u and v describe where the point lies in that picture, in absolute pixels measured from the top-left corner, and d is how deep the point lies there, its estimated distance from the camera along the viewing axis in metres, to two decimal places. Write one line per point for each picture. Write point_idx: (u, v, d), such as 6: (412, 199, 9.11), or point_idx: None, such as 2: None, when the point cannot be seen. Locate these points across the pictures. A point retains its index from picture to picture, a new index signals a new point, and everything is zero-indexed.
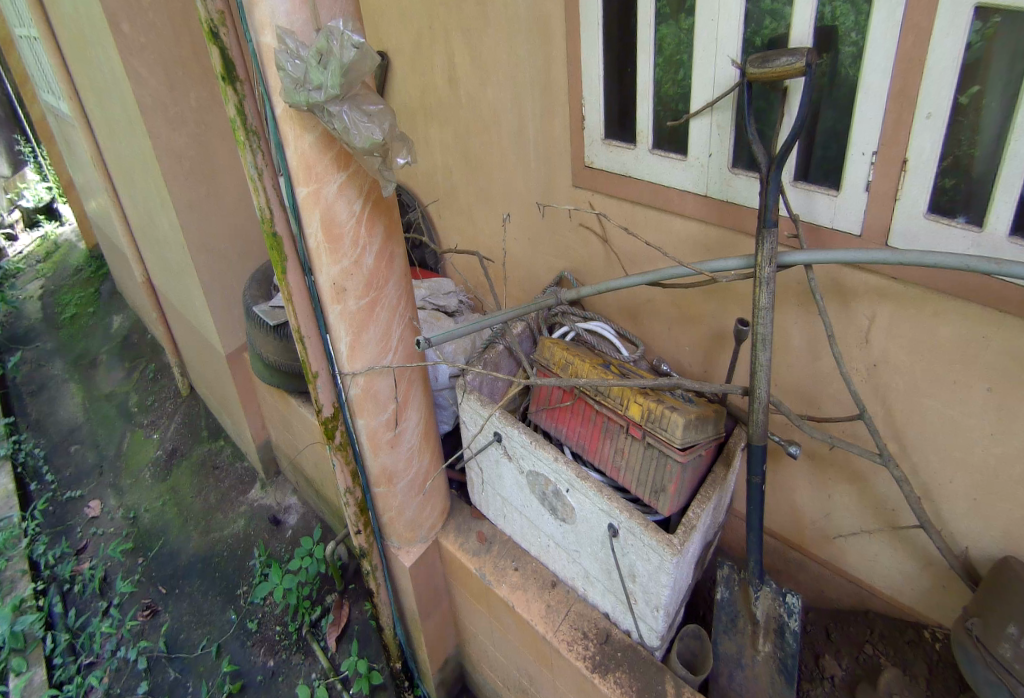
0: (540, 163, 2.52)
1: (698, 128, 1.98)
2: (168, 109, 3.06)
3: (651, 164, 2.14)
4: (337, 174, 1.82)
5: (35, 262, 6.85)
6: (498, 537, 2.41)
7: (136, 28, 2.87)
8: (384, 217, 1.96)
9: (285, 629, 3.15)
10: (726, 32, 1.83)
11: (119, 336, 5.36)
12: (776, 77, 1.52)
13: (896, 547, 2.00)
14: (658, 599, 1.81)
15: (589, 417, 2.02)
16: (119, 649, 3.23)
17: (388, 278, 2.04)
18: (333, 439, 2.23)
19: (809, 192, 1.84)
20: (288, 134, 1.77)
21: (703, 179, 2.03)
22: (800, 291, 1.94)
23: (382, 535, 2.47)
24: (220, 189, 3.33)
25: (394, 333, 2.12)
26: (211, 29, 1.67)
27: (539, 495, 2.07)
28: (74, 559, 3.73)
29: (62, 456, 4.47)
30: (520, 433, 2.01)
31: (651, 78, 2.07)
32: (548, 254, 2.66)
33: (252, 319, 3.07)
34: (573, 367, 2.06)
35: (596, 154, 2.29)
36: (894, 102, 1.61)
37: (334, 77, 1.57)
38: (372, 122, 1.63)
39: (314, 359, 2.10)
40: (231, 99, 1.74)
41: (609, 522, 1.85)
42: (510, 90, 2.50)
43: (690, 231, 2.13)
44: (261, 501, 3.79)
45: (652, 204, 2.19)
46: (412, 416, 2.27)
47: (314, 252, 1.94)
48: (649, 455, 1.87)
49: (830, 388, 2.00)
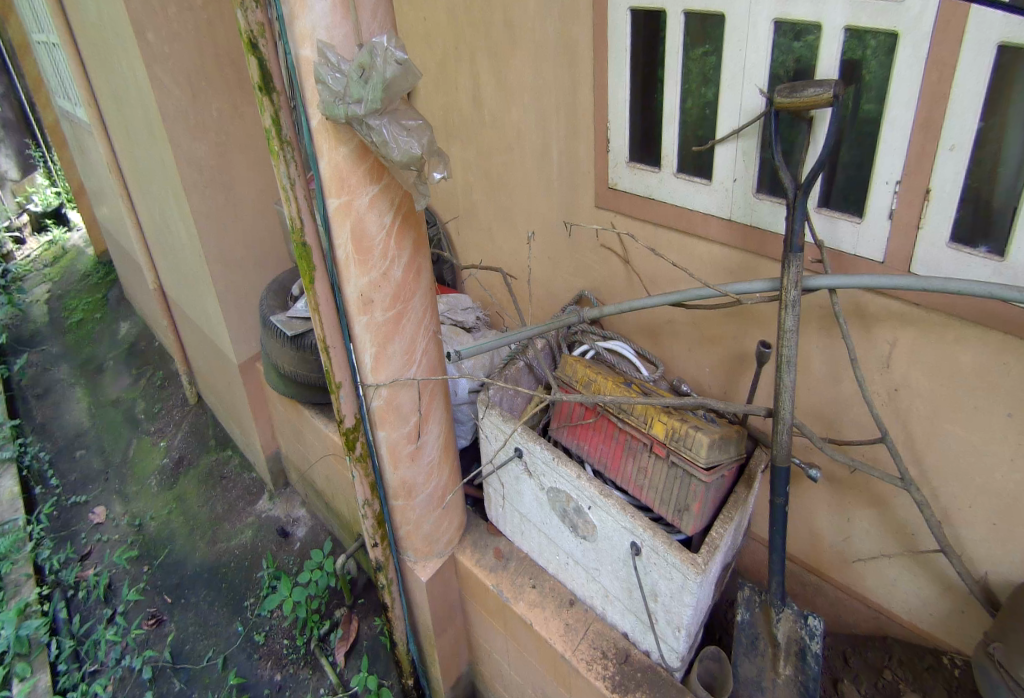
0: (562, 183, 2.56)
1: (723, 154, 2.02)
2: (190, 119, 3.09)
3: (675, 188, 2.18)
4: (370, 186, 1.85)
5: (44, 266, 6.87)
6: (516, 554, 2.42)
7: (161, 38, 2.91)
8: (413, 231, 1.99)
9: (293, 643, 3.12)
10: (753, 62, 1.88)
11: (127, 342, 5.37)
12: (804, 107, 1.57)
13: (916, 572, 2.01)
14: (680, 619, 1.82)
15: (612, 434, 2.03)
16: (124, 658, 3.20)
17: (415, 291, 2.07)
18: (353, 450, 2.21)
19: (833, 219, 1.88)
20: (322, 145, 1.80)
21: (727, 203, 2.06)
22: (822, 315, 1.97)
23: (398, 549, 2.46)
24: (238, 200, 3.36)
25: (419, 345, 2.14)
26: (250, 39, 1.69)
27: (559, 512, 2.08)
28: (79, 565, 3.71)
29: (67, 461, 4.45)
30: (543, 449, 2.01)
31: (676, 104, 2.11)
32: (568, 273, 2.69)
33: (268, 329, 3.06)
34: (595, 384, 2.08)
35: (620, 176, 2.33)
36: (918, 133, 1.65)
37: (375, 92, 1.60)
38: (410, 136, 1.65)
39: (338, 370, 2.10)
40: (267, 109, 1.76)
41: (631, 541, 1.85)
42: (534, 110, 2.54)
43: (713, 254, 2.17)
44: (270, 511, 3.78)
45: (676, 227, 2.22)
46: (433, 429, 2.28)
47: (344, 264, 1.96)
48: (673, 474, 1.88)
49: (851, 412, 2.02)
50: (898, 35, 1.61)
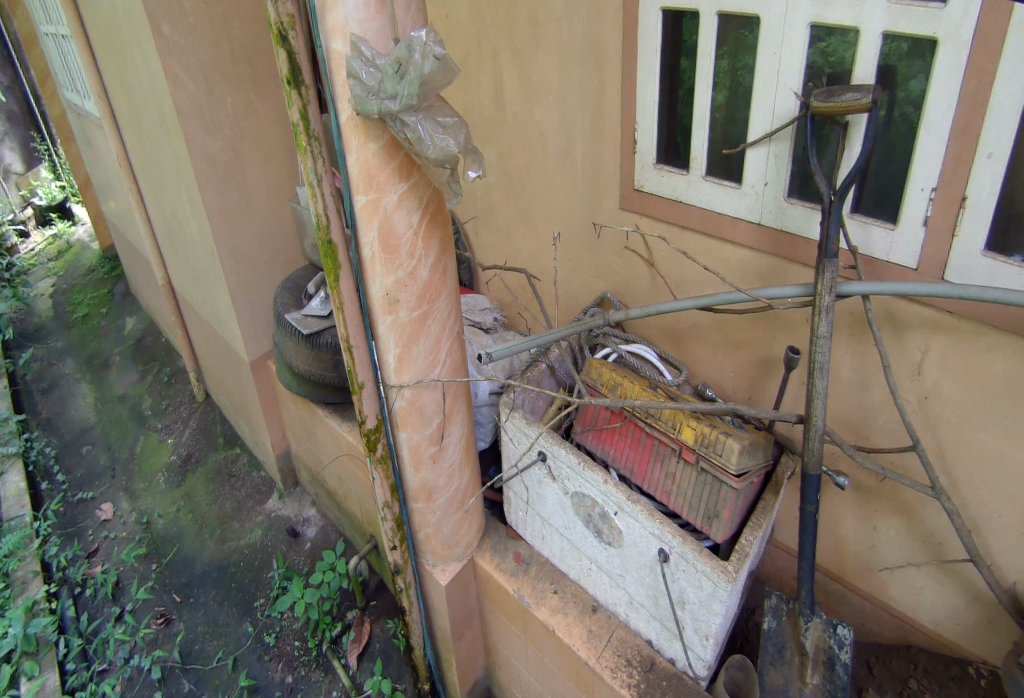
0: (585, 185, 2.54)
1: (754, 157, 2.00)
2: (205, 114, 3.06)
3: (704, 191, 2.16)
4: (399, 183, 1.83)
5: (48, 260, 6.79)
6: (536, 558, 2.39)
7: (177, 32, 2.88)
8: (440, 230, 1.97)
9: (304, 645, 3.08)
10: (789, 64, 1.85)
11: (133, 337, 5.33)
12: (840, 111, 1.58)
13: (943, 581, 1.99)
14: (708, 627, 1.79)
15: (638, 439, 2.00)
16: (132, 657, 3.15)
17: (440, 290, 2.04)
18: (374, 452, 2.18)
19: (866, 224, 1.86)
20: (351, 141, 1.78)
21: (758, 207, 2.04)
22: (853, 321, 1.94)
23: (416, 552, 2.42)
24: (251, 196, 3.33)
25: (443, 347, 2.11)
26: (279, 32, 1.66)
27: (583, 517, 2.05)
28: (86, 562, 3.67)
29: (73, 456, 4.41)
30: (567, 454, 2.00)
31: (706, 107, 2.09)
32: (589, 275, 2.66)
33: (283, 327, 3.02)
34: (622, 388, 2.07)
35: (646, 178, 2.30)
36: (954, 140, 1.63)
37: (411, 87, 1.58)
38: (446, 134, 1.62)
39: (360, 369, 2.08)
40: (296, 104, 1.74)
41: (659, 547, 1.83)
42: (557, 111, 2.52)
43: (741, 258, 2.15)
44: (279, 511, 3.75)
45: (703, 231, 2.20)
46: (456, 431, 2.24)
47: (369, 262, 1.94)
48: (702, 481, 1.85)
49: (879, 420, 2.00)
50: (937, 41, 1.60)
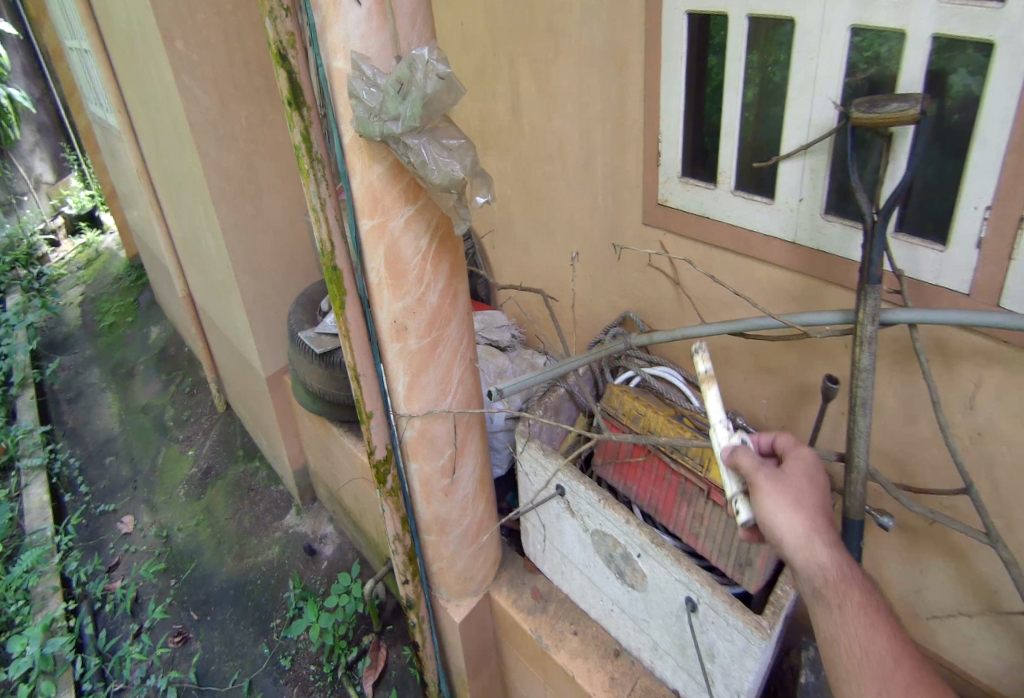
0: (607, 198, 2.40)
1: (788, 171, 1.85)
2: (219, 128, 3.00)
3: (733, 206, 2.01)
4: (406, 207, 1.72)
5: (77, 269, 6.88)
6: (555, 595, 2.28)
7: (190, 45, 2.82)
8: (450, 254, 1.86)
9: (319, 670, 3.02)
10: (826, 71, 1.70)
11: (157, 346, 5.35)
12: (885, 123, 1.42)
13: (998, 632, 1.82)
14: (740, 684, 1.66)
15: (663, 476, 1.87)
16: (149, 677, 3.13)
17: (451, 316, 1.94)
18: (384, 484, 2.08)
19: (912, 245, 1.70)
20: (355, 163, 1.68)
21: (792, 225, 1.89)
22: (897, 350, 1.78)
23: (429, 585, 2.33)
24: (266, 210, 3.27)
25: (455, 375, 2.01)
26: (279, 50, 1.57)
27: (605, 556, 1.93)
28: (106, 577, 3.67)
29: (97, 468, 4.43)
30: (587, 490, 1.88)
31: (735, 116, 1.95)
32: (611, 293, 2.53)
33: (297, 345, 2.96)
34: (645, 420, 1.94)
35: (671, 192, 2.16)
36: (1013, 154, 1.46)
37: (414, 108, 1.47)
38: (451, 158, 1.51)
39: (368, 398, 1.98)
40: (297, 125, 1.64)
41: (686, 595, 1.69)
42: (577, 121, 2.39)
43: (774, 279, 1.99)
44: (296, 527, 3.70)
45: (732, 249, 2.06)
46: (469, 462, 2.14)
47: (376, 288, 1.84)
48: (733, 525, 1.72)
49: (926, 456, 1.83)
50: (994, 44, 1.43)
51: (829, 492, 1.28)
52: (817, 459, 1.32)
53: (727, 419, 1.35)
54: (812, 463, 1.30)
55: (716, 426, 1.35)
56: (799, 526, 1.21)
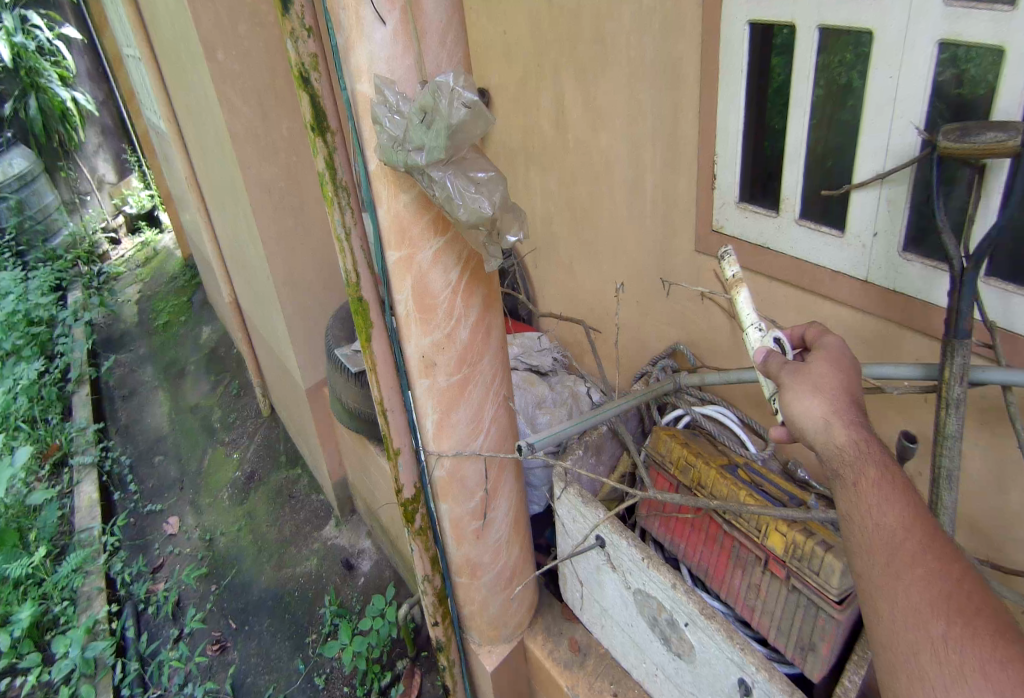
0: (656, 222, 2.24)
1: (861, 201, 1.65)
2: (260, 139, 2.96)
3: (797, 238, 1.82)
4: (434, 239, 1.61)
5: (136, 267, 7.08)
6: (594, 649, 2.16)
7: (231, 57, 2.77)
8: (482, 287, 1.74)
9: (353, 692, 2.98)
10: (908, 91, 1.49)
11: (208, 348, 5.44)
12: (978, 156, 1.22)
13: None
14: None
15: (715, 537, 1.72)
16: (187, 685, 3.14)
17: (483, 353, 1.82)
18: (413, 524, 1.99)
19: (1005, 292, 1.48)
20: (380, 192, 1.57)
21: (864, 262, 1.69)
22: (985, 408, 1.58)
23: (460, 627, 2.25)
24: (307, 222, 3.22)
25: (487, 413, 1.89)
26: (301, 74, 1.47)
27: (648, 618, 1.79)
28: (150, 578, 3.72)
29: (146, 467, 4.52)
30: (630, 547, 1.74)
31: (802, 139, 1.75)
32: (659, 322, 2.37)
33: (334, 362, 2.91)
34: (696, 472, 1.79)
35: (727, 218, 1.98)
36: None
37: (440, 139, 1.34)
38: (479, 192, 1.38)
39: (396, 435, 1.88)
40: (321, 152, 1.53)
41: (738, 676, 1.54)
42: (625, 138, 2.23)
43: (842, 320, 1.80)
44: (335, 539, 3.70)
45: (795, 284, 1.87)
46: (502, 504, 2.03)
47: (404, 322, 1.74)
48: (794, 601, 1.55)
49: (1015, 528, 1.62)
50: None
51: (858, 375, 1.24)
52: (847, 347, 1.29)
53: (759, 319, 1.39)
54: (839, 350, 1.27)
55: (748, 326, 1.39)
56: (819, 409, 1.19)
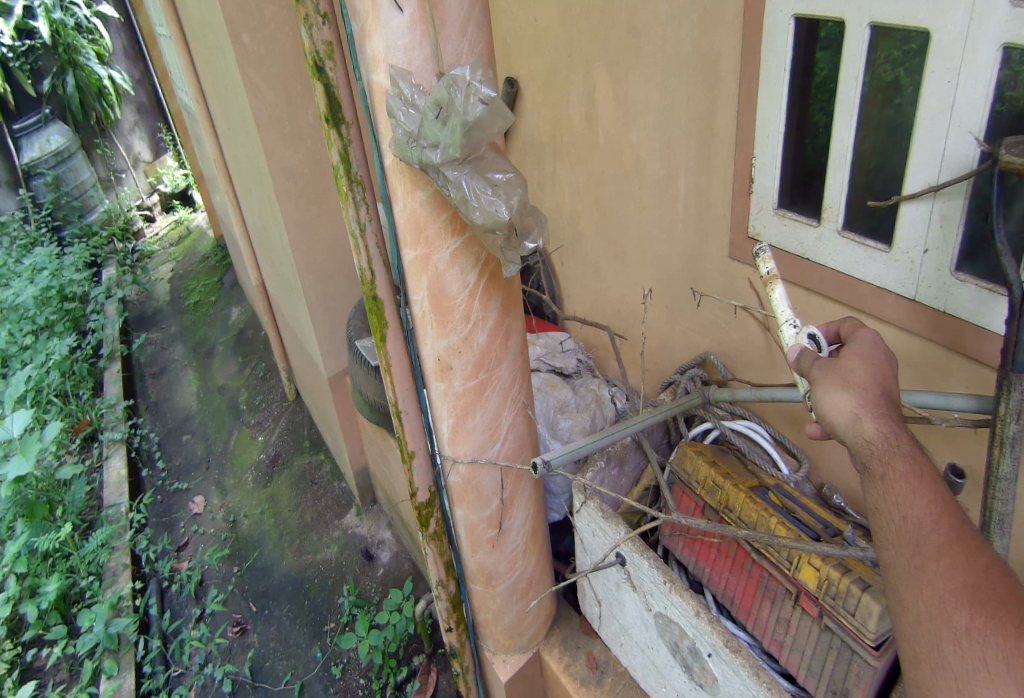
0: (688, 224, 2.14)
1: (911, 213, 1.54)
2: (284, 125, 2.91)
3: (840, 249, 1.71)
4: (452, 239, 1.55)
5: (169, 245, 7.17)
6: (612, 667, 2.16)
7: (257, 41, 2.72)
8: (502, 290, 1.67)
9: (368, 684, 3.00)
10: (968, 94, 1.36)
11: (236, 329, 5.49)
12: None
13: None
14: None
15: (743, 566, 1.66)
16: (207, 666, 3.19)
17: (502, 358, 1.76)
18: (427, 527, 1.95)
19: None
20: (396, 187, 1.51)
21: (912, 280, 1.58)
22: None
23: (475, 635, 2.22)
24: (331, 211, 3.18)
25: (504, 421, 1.84)
26: (315, 62, 1.39)
27: (670, 643, 1.73)
28: (174, 556, 3.79)
29: (174, 445, 4.60)
30: (652, 569, 1.68)
31: (848, 143, 1.63)
32: (688, 329, 2.27)
33: (355, 354, 2.89)
34: (723, 494, 1.72)
35: (765, 224, 1.88)
36: None
37: (454, 136, 1.24)
38: (496, 195, 1.31)
39: (411, 438, 1.84)
40: (335, 145, 1.48)
41: None
42: (658, 134, 2.12)
43: (884, 338, 1.70)
44: (355, 528, 3.71)
45: (837, 298, 1.77)
46: (519, 515, 1.98)
47: (419, 322, 1.69)
48: (827, 640, 1.48)
49: None
50: None
51: (891, 375, 1.16)
52: (879, 343, 1.21)
53: (793, 316, 1.32)
54: (871, 347, 1.20)
55: (783, 324, 1.32)
56: (848, 402, 1.11)
